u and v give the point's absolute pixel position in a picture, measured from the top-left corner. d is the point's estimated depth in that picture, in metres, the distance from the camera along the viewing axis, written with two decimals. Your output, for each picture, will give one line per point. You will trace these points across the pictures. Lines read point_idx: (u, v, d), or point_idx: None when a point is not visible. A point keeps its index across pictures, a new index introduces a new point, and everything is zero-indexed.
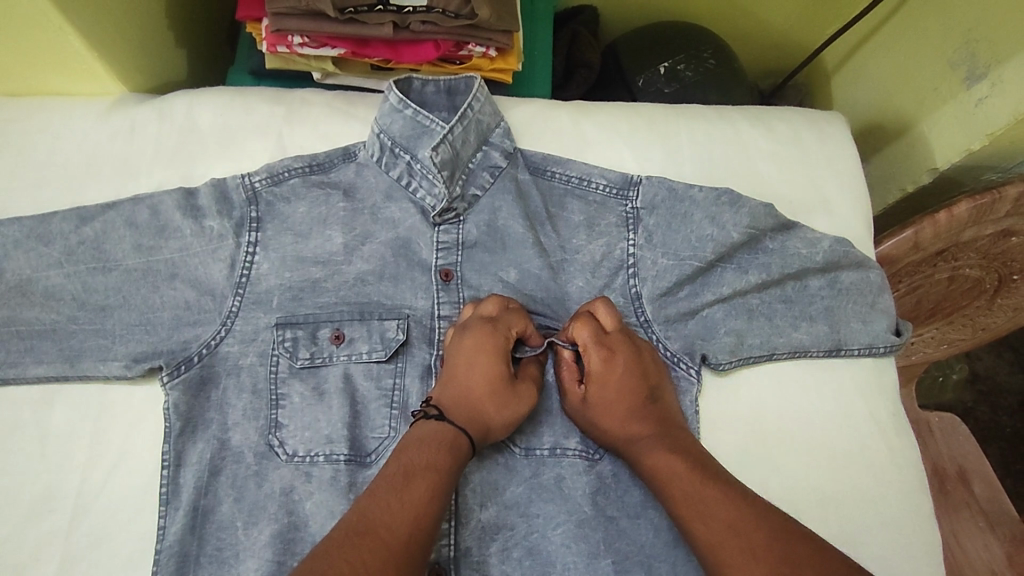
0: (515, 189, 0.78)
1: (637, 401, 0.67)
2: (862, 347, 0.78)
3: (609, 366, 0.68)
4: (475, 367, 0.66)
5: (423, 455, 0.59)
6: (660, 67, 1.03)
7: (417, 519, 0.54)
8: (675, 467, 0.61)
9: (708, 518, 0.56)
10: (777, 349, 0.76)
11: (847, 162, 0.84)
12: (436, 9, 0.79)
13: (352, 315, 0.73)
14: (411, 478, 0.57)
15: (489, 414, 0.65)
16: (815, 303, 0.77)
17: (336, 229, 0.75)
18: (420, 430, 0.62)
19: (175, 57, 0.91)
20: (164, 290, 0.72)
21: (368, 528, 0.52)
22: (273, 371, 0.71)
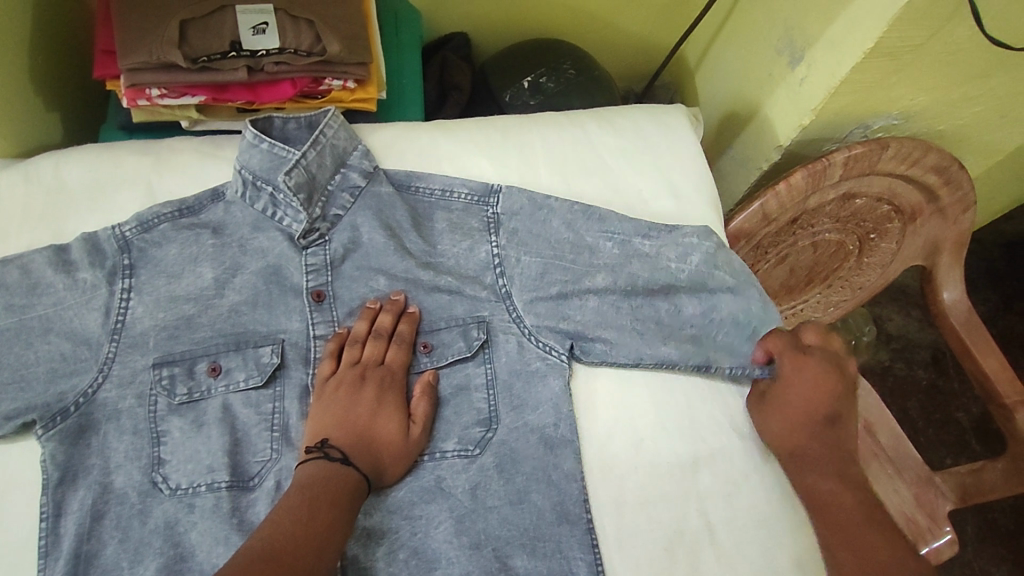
0: (383, 211, 0.83)
1: (816, 422, 0.74)
2: (735, 368, 0.79)
3: (799, 376, 0.75)
4: (360, 399, 0.72)
5: (321, 483, 0.64)
6: (524, 82, 1.10)
7: (319, 550, 0.59)
8: (838, 498, 0.71)
9: (860, 556, 0.66)
10: (644, 360, 0.79)
11: (688, 148, 0.92)
12: (288, 49, 0.86)
13: (227, 346, 0.77)
14: (316, 511, 0.61)
15: (380, 442, 0.71)
16: (688, 325, 0.80)
17: (206, 265, 0.79)
18: (315, 468, 0.66)
19: (43, 122, 0.93)
20: (38, 345, 0.73)
21: (272, 548, 0.57)
22: (152, 411, 0.74)
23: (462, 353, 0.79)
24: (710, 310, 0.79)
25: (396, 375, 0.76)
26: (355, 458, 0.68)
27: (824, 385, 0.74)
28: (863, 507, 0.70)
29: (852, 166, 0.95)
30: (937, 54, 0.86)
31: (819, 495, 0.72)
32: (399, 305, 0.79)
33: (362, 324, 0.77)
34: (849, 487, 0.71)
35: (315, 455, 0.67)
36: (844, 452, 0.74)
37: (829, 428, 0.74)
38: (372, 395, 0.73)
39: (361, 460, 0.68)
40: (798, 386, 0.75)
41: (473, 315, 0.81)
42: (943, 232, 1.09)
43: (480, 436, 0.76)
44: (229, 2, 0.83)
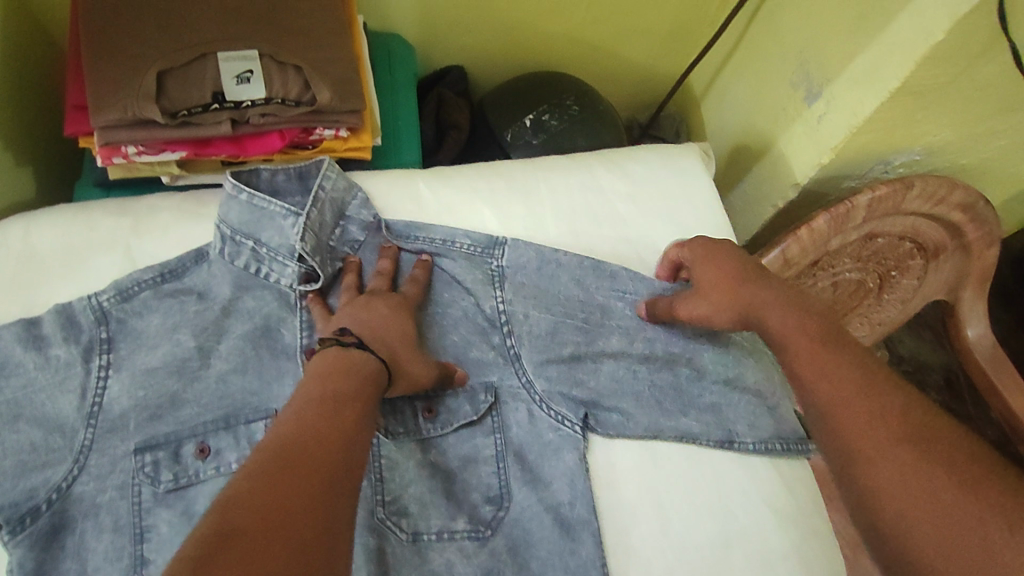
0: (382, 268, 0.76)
1: (745, 279, 0.71)
2: (757, 443, 0.74)
3: (697, 250, 0.75)
4: (373, 308, 0.70)
5: (342, 380, 0.59)
6: (525, 120, 1.05)
7: (348, 441, 0.54)
8: (801, 342, 0.64)
9: (834, 391, 0.58)
10: (664, 432, 0.73)
11: (703, 191, 0.87)
12: (276, 99, 0.80)
13: (216, 424, 0.71)
14: (337, 404, 0.56)
15: (392, 337, 0.67)
16: (704, 395, 0.75)
17: (187, 334, 0.73)
18: (328, 361, 0.61)
19: (12, 177, 0.85)
20: (5, 435, 0.66)
21: (294, 441, 0.51)
22: (136, 503, 0.67)
23: (470, 420, 0.72)
24: (733, 380, 0.76)
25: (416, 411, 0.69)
26: (369, 345, 0.64)
27: (742, 267, 0.72)
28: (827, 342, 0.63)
29: (876, 208, 0.90)
30: (966, 90, 0.81)
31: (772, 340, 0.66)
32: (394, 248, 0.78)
33: (353, 274, 0.76)
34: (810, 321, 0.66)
35: (329, 347, 0.63)
36: (796, 300, 0.69)
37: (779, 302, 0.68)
38: (380, 308, 0.70)
39: (375, 347, 0.65)
40: (713, 281, 0.72)
41: (481, 380, 0.75)
42: (965, 268, 1.04)
43: (492, 515, 0.69)
44: (211, 51, 0.78)
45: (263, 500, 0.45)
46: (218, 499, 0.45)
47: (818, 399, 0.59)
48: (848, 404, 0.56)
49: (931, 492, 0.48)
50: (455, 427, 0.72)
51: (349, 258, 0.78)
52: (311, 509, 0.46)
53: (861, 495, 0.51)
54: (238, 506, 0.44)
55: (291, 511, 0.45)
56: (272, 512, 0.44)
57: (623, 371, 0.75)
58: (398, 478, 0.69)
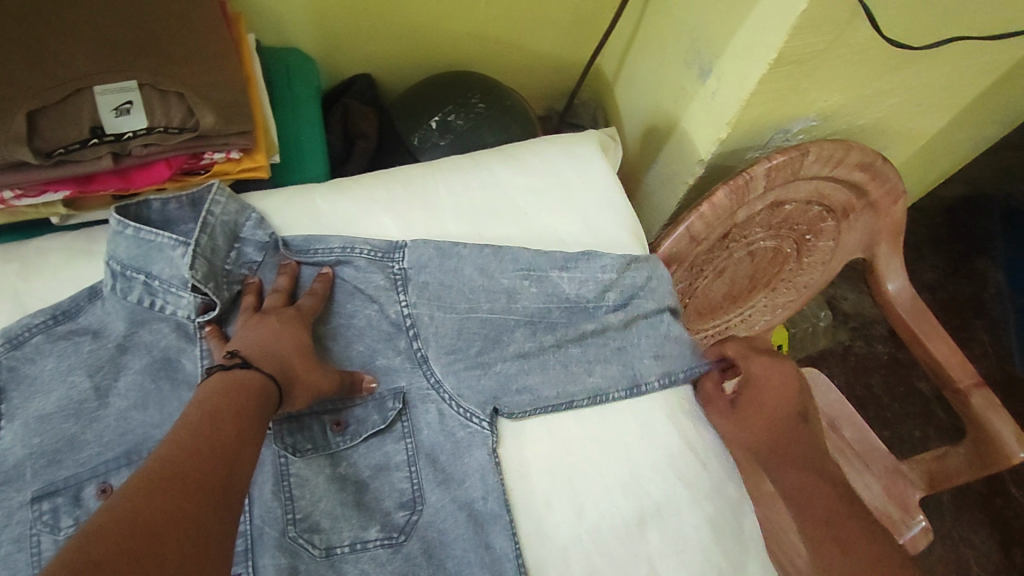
0: (280, 287, 0.75)
1: (790, 415, 0.78)
2: (661, 379, 0.76)
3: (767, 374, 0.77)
4: (271, 324, 0.70)
5: (229, 399, 0.59)
6: (431, 122, 1.05)
7: (229, 465, 0.54)
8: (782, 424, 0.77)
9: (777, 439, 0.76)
10: (575, 397, 0.74)
11: (602, 177, 0.87)
12: (157, 128, 0.79)
13: (118, 462, 0.69)
14: (220, 422, 0.56)
15: (287, 351, 0.68)
16: (609, 345, 0.77)
17: (82, 375, 0.71)
18: (216, 381, 0.61)
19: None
20: None
21: (174, 464, 0.50)
22: (36, 553, 0.65)
23: (380, 428, 0.72)
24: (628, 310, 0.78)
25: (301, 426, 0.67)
26: (257, 363, 0.64)
27: (774, 363, 0.78)
28: (801, 436, 0.78)
29: (775, 177, 0.92)
30: (844, 55, 0.83)
31: (761, 434, 0.77)
32: (294, 267, 0.78)
33: (252, 295, 0.75)
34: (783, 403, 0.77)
35: (220, 367, 0.63)
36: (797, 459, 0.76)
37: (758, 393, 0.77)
38: (273, 328, 0.70)
39: (266, 365, 0.65)
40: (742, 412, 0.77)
41: (390, 388, 0.74)
42: (877, 225, 1.06)
43: (405, 520, 0.69)
44: (86, 85, 0.76)
45: (136, 528, 0.44)
46: (87, 526, 0.43)
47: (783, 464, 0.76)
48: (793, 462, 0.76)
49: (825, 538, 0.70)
50: (365, 436, 0.71)
51: (248, 279, 0.77)
52: (185, 538, 0.46)
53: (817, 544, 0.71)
54: (109, 532, 0.43)
55: (167, 539, 0.45)
56: (145, 539, 0.43)
57: (529, 351, 0.75)
58: (309, 494, 0.68)
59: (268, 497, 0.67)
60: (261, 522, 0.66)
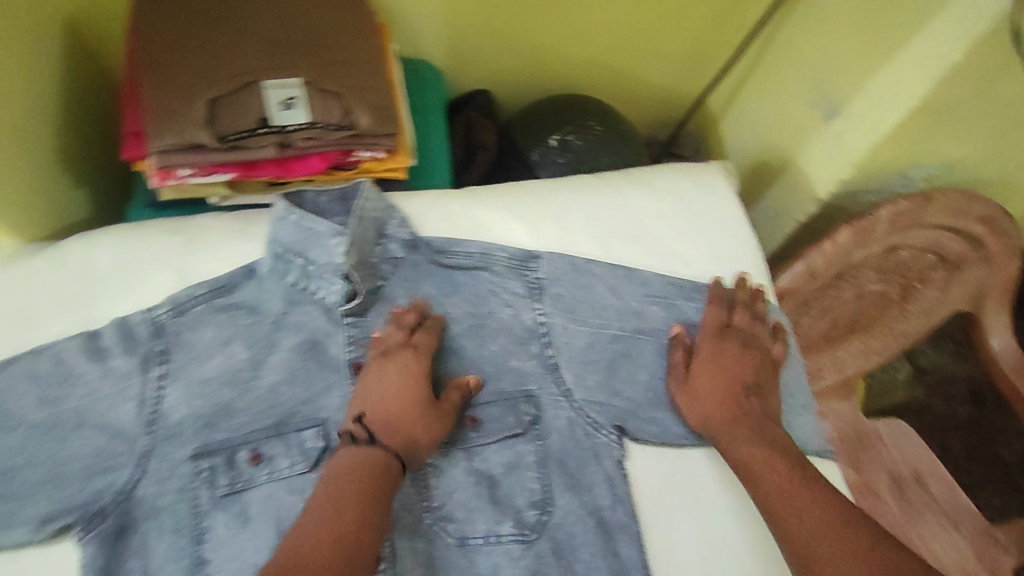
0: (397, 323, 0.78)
1: (738, 389, 0.76)
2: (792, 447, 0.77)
3: (721, 356, 0.78)
4: (392, 375, 0.74)
5: (349, 484, 0.63)
6: (550, 141, 1.07)
7: (350, 554, 0.58)
8: (769, 464, 0.69)
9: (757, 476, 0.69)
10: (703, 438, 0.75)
11: (727, 207, 0.89)
12: (318, 124, 0.85)
13: (269, 432, 0.74)
14: (339, 511, 0.61)
15: (401, 405, 0.71)
16: None
17: (239, 346, 0.77)
18: (342, 458, 0.67)
19: (62, 193, 0.90)
20: (73, 440, 0.72)
21: (300, 562, 0.56)
22: (195, 506, 0.71)
23: (512, 430, 0.75)
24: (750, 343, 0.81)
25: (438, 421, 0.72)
26: (381, 435, 0.69)
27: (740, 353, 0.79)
28: (754, 419, 0.74)
29: (897, 222, 0.93)
30: (986, 108, 0.84)
31: (715, 408, 0.74)
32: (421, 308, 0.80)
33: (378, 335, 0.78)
34: (768, 457, 0.70)
35: (347, 438, 0.69)
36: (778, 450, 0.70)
37: (754, 442, 0.71)
38: (394, 383, 0.73)
39: (385, 436, 0.69)
40: (698, 378, 0.76)
41: (521, 389, 0.77)
42: (988, 280, 1.05)
43: (536, 519, 0.71)
44: (255, 79, 0.83)
45: None
46: None
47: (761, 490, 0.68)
48: (795, 488, 0.66)
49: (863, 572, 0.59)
50: (496, 436, 0.74)
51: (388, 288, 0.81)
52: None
53: None
54: None
55: None
56: None
57: (657, 380, 0.79)
58: (445, 484, 0.72)
59: (407, 484, 0.72)
60: (401, 505, 0.70)
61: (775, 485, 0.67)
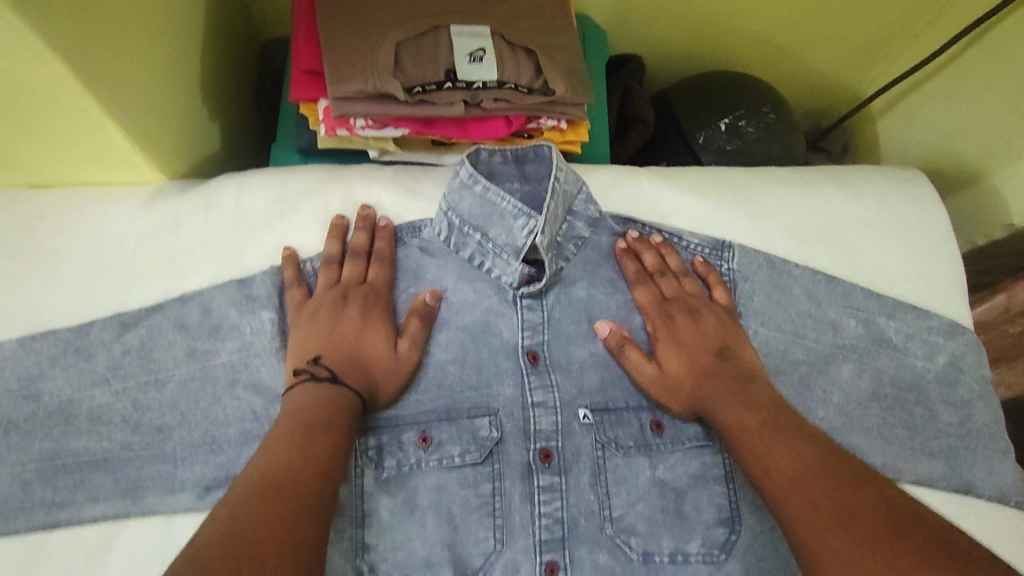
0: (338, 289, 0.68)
1: (703, 351, 0.69)
2: (994, 495, 0.71)
3: (670, 326, 0.71)
4: (326, 314, 0.66)
5: (319, 415, 0.57)
6: (720, 125, 0.98)
7: (305, 504, 0.50)
8: (743, 420, 0.62)
9: (745, 432, 0.61)
10: (903, 475, 0.69)
11: (938, 226, 0.80)
12: (508, 84, 0.74)
13: (438, 415, 0.68)
14: (311, 436, 0.55)
15: (373, 361, 0.65)
16: (940, 437, 0.71)
17: (407, 319, 0.71)
18: (301, 392, 0.60)
19: (200, 125, 0.79)
20: (226, 401, 0.65)
21: (274, 481, 0.50)
22: (359, 487, 0.65)
23: (699, 439, 0.70)
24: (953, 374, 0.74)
25: (379, 297, 0.69)
26: (347, 377, 0.62)
27: (692, 307, 0.72)
28: (722, 376, 0.67)
29: None
30: None
31: (684, 368, 0.68)
32: (370, 219, 0.73)
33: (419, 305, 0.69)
34: (760, 419, 0.62)
35: (302, 378, 0.61)
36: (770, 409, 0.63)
37: (747, 403, 0.63)
38: (351, 316, 0.66)
39: (352, 379, 0.62)
40: (660, 338, 0.70)
41: None
42: None
43: (725, 538, 0.67)
44: (444, 22, 0.74)
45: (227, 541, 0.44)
46: (197, 536, 0.45)
47: (749, 447, 0.60)
48: (771, 446, 0.59)
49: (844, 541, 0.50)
50: (684, 448, 0.70)
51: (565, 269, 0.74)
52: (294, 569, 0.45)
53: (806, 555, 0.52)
54: (210, 545, 0.44)
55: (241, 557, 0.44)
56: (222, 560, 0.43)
57: (853, 401, 0.71)
58: (625, 495, 0.67)
59: (586, 487, 0.67)
60: (578, 512, 0.66)
61: (761, 447, 0.59)
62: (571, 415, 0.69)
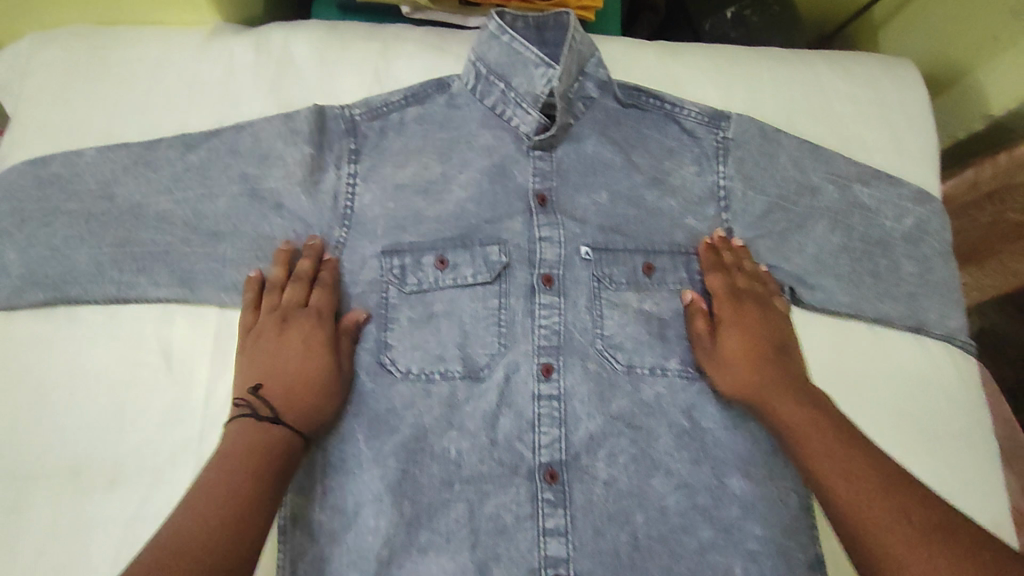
0: (292, 246, 0.72)
1: (765, 338, 0.73)
2: (941, 334, 0.80)
3: (730, 314, 0.74)
4: (267, 339, 0.68)
5: (234, 459, 0.60)
6: (728, 12, 1.03)
7: (235, 532, 0.56)
8: (803, 422, 0.66)
9: (800, 430, 0.66)
10: (862, 312, 0.78)
11: (920, 108, 0.87)
12: None
13: (455, 242, 0.76)
14: (234, 466, 0.59)
15: (305, 393, 0.65)
16: (902, 286, 0.80)
17: (432, 159, 0.78)
18: (241, 427, 0.63)
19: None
20: (272, 218, 0.73)
21: (188, 530, 0.55)
22: (384, 296, 0.73)
23: (682, 281, 0.78)
24: (918, 234, 0.82)
25: (317, 314, 0.69)
26: (280, 407, 0.64)
27: (750, 293, 0.75)
28: (781, 363, 0.72)
29: None
30: None
31: (742, 355, 0.72)
32: (315, 246, 0.72)
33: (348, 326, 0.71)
34: (828, 426, 0.66)
35: (243, 410, 0.64)
36: (817, 413, 0.67)
37: (802, 401, 0.68)
38: (291, 340, 0.68)
39: (291, 411, 0.64)
40: (722, 318, 0.74)
41: (694, 245, 0.79)
42: None
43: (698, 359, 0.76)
44: None
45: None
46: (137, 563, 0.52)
47: (811, 457, 0.64)
48: (829, 454, 0.63)
49: (925, 552, 0.54)
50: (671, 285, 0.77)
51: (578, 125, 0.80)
52: None
53: (852, 537, 0.58)
54: None
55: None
56: None
57: (826, 252, 0.79)
58: (616, 319, 0.75)
59: (581, 308, 0.75)
60: (572, 325, 0.75)
61: (818, 445, 0.64)
62: (573, 251, 0.77)
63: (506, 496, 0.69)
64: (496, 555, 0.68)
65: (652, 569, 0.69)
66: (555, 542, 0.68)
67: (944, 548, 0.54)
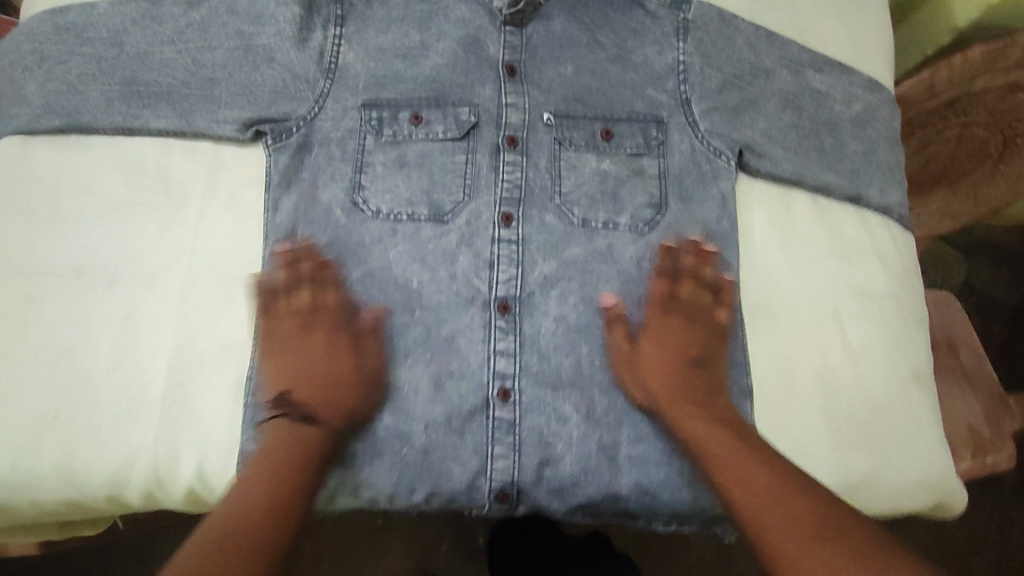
0: (288, 250, 0.75)
1: (686, 357, 0.76)
2: (878, 207, 0.86)
3: (671, 329, 0.77)
4: (309, 348, 0.74)
5: (275, 453, 0.66)
6: None
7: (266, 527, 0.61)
8: (718, 439, 0.69)
9: (709, 442, 0.69)
10: (806, 181, 0.84)
11: (873, 9, 0.95)
12: None
13: (429, 101, 0.81)
14: (286, 470, 0.65)
15: (336, 391, 0.71)
16: (846, 163, 0.85)
17: (412, 27, 0.84)
18: (281, 428, 0.69)
19: None
20: (263, 69, 0.80)
21: (223, 526, 0.60)
22: (360, 144, 0.79)
23: (638, 148, 0.82)
24: (865, 117, 0.87)
25: (338, 317, 0.75)
26: (320, 412, 0.70)
27: (697, 305, 0.78)
28: (696, 360, 0.76)
29: None
30: None
31: (665, 365, 0.75)
32: (308, 249, 0.75)
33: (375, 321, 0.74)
34: (723, 429, 0.70)
35: (280, 415, 0.70)
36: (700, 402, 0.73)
37: (698, 403, 0.73)
38: (334, 347, 0.74)
39: (326, 414, 0.70)
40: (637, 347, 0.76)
41: (653, 114, 0.84)
42: None
43: (650, 218, 0.80)
44: None
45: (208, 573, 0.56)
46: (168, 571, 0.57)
47: (724, 470, 0.68)
48: (733, 453, 0.68)
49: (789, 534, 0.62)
50: (626, 151, 0.82)
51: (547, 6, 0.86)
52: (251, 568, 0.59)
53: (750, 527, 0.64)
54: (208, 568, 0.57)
55: None
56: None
57: (776, 127, 0.85)
58: (574, 179, 0.81)
59: (543, 168, 0.81)
60: (533, 179, 0.80)
61: (722, 457, 0.68)
62: (537, 116, 0.82)
63: (462, 322, 0.75)
64: (448, 372, 0.73)
65: (596, 393, 0.73)
66: (504, 361, 0.73)
67: (835, 532, 0.61)
